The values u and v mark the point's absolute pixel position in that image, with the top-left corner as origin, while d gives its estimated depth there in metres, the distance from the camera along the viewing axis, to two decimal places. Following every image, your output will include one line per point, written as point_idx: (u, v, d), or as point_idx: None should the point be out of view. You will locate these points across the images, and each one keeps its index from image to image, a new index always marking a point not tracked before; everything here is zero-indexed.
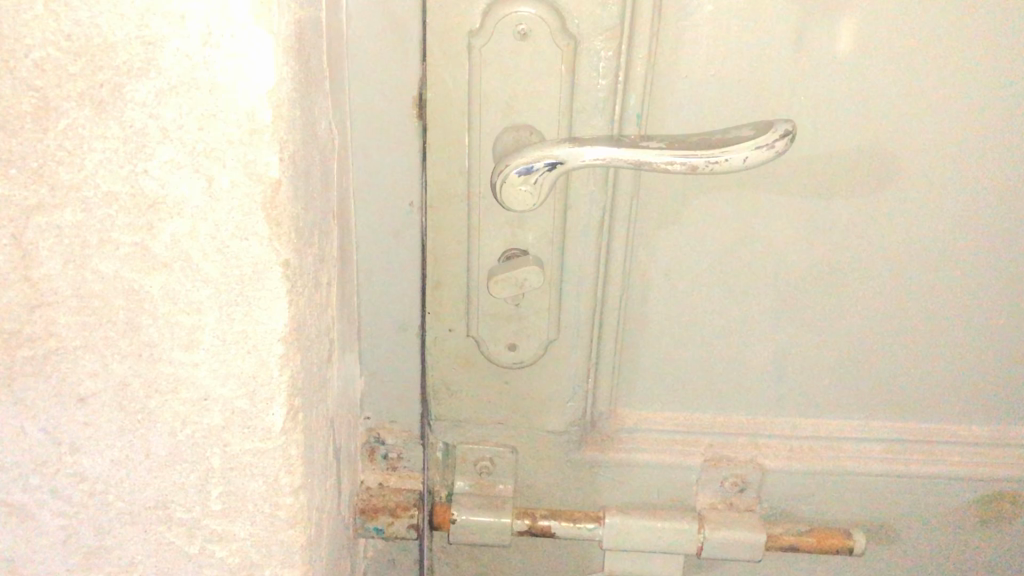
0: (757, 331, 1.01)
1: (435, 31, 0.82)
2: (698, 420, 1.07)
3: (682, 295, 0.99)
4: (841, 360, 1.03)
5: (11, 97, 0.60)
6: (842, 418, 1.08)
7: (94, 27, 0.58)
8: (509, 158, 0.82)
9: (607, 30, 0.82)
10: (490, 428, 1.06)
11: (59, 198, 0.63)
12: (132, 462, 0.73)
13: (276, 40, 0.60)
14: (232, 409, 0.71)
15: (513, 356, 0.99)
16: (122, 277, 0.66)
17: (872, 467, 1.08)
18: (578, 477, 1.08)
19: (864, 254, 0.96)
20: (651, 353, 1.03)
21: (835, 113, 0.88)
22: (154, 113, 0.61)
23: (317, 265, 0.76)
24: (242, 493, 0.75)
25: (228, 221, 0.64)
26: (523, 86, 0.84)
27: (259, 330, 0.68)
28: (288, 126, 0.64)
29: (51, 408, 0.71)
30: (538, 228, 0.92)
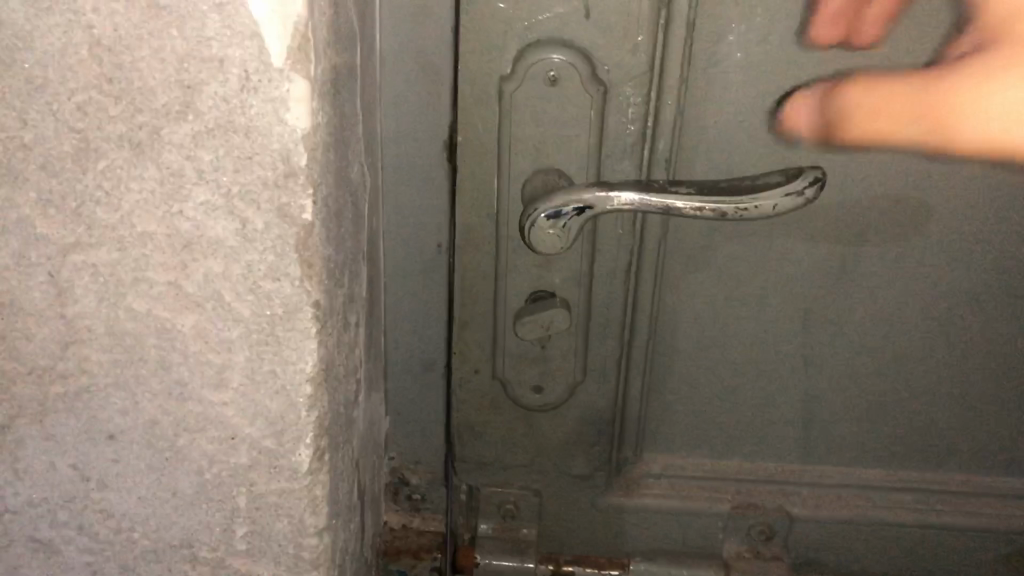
0: (785, 377, 1.01)
1: (467, 75, 0.82)
2: (725, 467, 1.06)
3: (709, 340, 0.98)
4: (871, 407, 1.02)
5: (54, 138, 0.62)
6: (870, 466, 1.06)
7: (135, 70, 0.60)
8: (539, 203, 0.83)
9: (636, 76, 0.82)
10: (514, 471, 1.05)
11: (95, 237, 0.64)
12: (159, 500, 0.73)
13: (312, 85, 0.61)
14: (260, 448, 0.71)
15: (539, 399, 0.99)
16: (154, 316, 0.67)
17: (901, 518, 1.07)
18: (603, 522, 1.07)
19: (892, 303, 0.96)
20: (678, 398, 1.02)
21: (864, 161, 0.88)
22: (191, 155, 0.62)
23: (346, 304, 0.77)
24: (267, 532, 0.75)
25: (261, 262, 0.65)
26: (553, 130, 0.84)
27: (289, 369, 0.69)
28: (321, 169, 0.65)
29: (81, 444, 0.71)
30: (565, 271, 0.91)
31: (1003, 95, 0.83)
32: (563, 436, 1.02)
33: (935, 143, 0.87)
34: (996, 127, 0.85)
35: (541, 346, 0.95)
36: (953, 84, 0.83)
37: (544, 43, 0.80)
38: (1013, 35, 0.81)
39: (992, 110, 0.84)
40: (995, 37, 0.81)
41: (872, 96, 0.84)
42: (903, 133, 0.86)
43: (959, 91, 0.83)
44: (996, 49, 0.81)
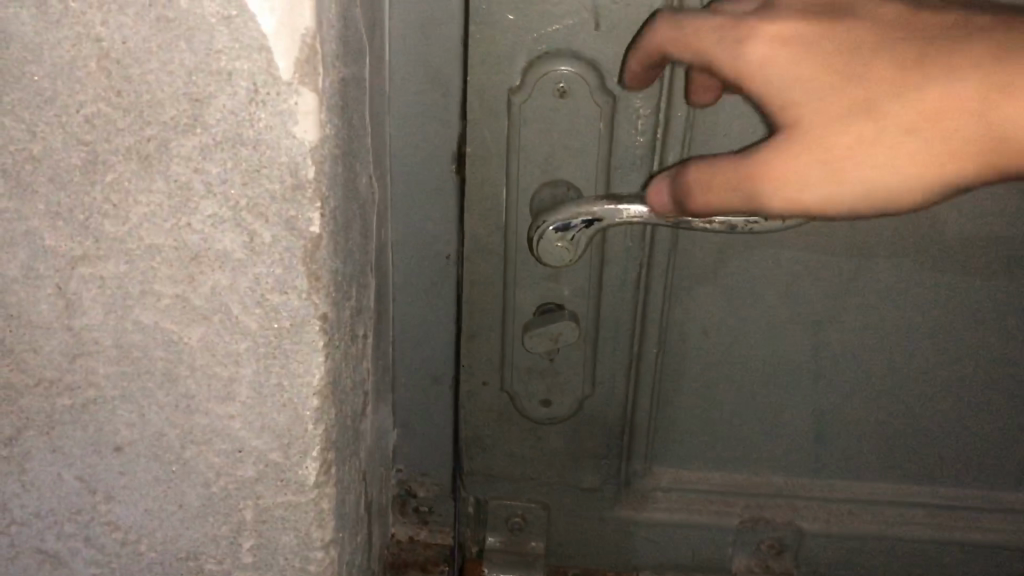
0: (795, 391, 1.00)
1: (476, 88, 0.82)
2: (735, 481, 1.05)
3: (719, 353, 0.98)
4: (882, 421, 1.01)
5: (62, 151, 0.62)
6: (881, 480, 1.05)
7: (143, 83, 0.60)
8: (547, 215, 0.83)
9: (646, 89, 0.82)
10: (522, 484, 1.03)
11: (103, 250, 0.64)
12: (165, 513, 0.73)
13: (321, 98, 0.61)
14: (267, 461, 0.71)
15: (547, 412, 0.98)
16: (161, 329, 0.67)
17: (913, 533, 1.06)
18: (612, 537, 1.06)
19: (903, 316, 0.95)
20: (687, 411, 1.02)
21: None
22: (199, 168, 0.62)
23: (354, 316, 0.77)
24: (273, 545, 0.74)
25: (268, 275, 0.65)
26: (562, 142, 0.84)
27: (296, 383, 0.68)
28: (329, 182, 0.64)
29: (87, 456, 0.71)
30: (574, 284, 0.91)
31: (851, 176, 0.65)
32: (572, 450, 1.01)
33: (864, 215, 0.67)
34: (947, 182, 0.64)
35: (550, 359, 0.95)
36: (785, 175, 0.66)
37: (554, 55, 0.80)
38: (862, 105, 0.64)
39: (865, 185, 0.65)
40: (856, 107, 0.64)
41: (712, 200, 0.69)
42: (823, 216, 0.67)
43: (823, 172, 0.65)
44: (855, 121, 0.64)
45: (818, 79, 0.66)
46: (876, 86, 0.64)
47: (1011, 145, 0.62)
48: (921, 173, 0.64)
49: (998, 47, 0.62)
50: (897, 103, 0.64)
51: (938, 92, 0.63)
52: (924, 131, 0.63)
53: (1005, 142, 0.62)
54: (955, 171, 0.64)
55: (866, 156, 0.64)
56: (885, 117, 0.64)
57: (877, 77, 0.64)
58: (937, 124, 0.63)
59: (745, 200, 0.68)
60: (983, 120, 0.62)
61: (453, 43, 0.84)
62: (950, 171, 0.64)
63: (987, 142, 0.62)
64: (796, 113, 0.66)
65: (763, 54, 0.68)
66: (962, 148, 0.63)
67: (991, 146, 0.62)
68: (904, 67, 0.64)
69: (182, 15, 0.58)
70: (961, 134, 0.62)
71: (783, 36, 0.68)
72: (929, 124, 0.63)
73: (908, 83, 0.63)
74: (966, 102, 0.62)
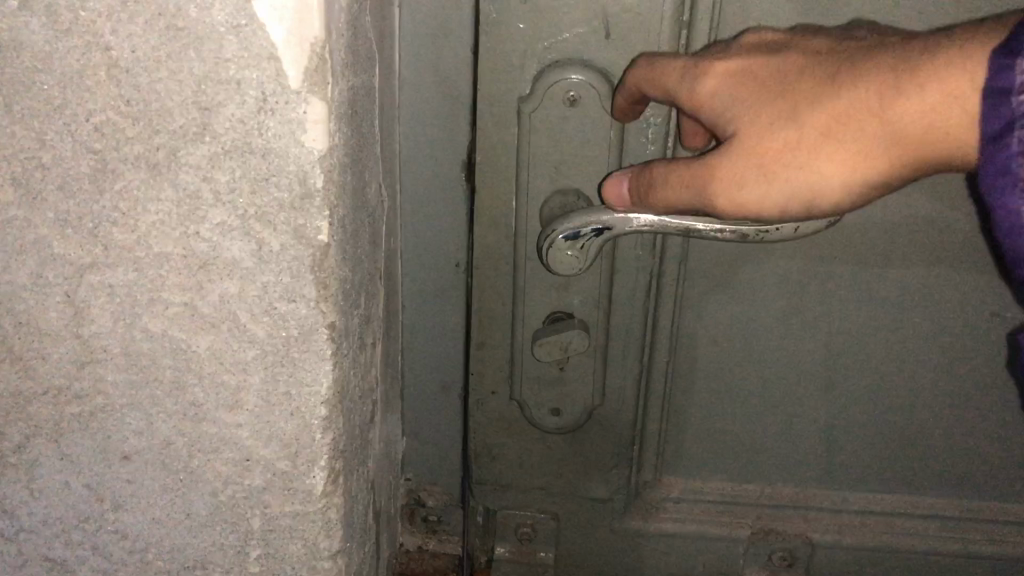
0: (807, 401, 0.99)
1: (486, 96, 0.82)
2: (746, 491, 1.04)
3: (730, 362, 0.97)
4: (894, 432, 1.01)
5: (72, 159, 0.62)
6: (894, 492, 1.04)
7: (153, 92, 0.60)
8: (557, 224, 0.82)
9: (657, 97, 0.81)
10: (532, 493, 1.03)
11: (112, 258, 0.64)
12: (173, 522, 0.73)
13: (330, 107, 0.61)
14: (274, 471, 0.71)
15: (557, 421, 0.97)
16: (170, 337, 0.66)
17: (926, 546, 1.05)
18: (621, 548, 1.05)
19: (916, 326, 0.94)
20: (698, 421, 1.01)
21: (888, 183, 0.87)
22: (208, 176, 0.62)
23: (362, 324, 0.76)
24: (280, 555, 0.74)
25: (276, 284, 0.65)
26: (573, 150, 0.83)
27: (304, 391, 0.68)
28: (338, 190, 0.64)
29: (95, 464, 0.71)
30: (583, 292, 0.90)
31: (777, 177, 0.67)
32: (582, 459, 1.00)
33: (807, 215, 0.68)
34: (874, 185, 0.64)
35: (560, 368, 0.94)
36: (718, 172, 0.69)
37: (564, 64, 0.80)
38: (786, 113, 0.67)
39: (791, 187, 0.66)
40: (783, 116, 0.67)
41: (666, 196, 0.74)
42: (760, 217, 0.69)
43: (755, 176, 0.67)
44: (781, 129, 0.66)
45: (752, 91, 0.69)
46: (800, 93, 0.66)
47: (925, 148, 0.61)
48: (840, 175, 0.65)
49: (904, 54, 0.62)
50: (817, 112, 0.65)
51: (852, 97, 0.63)
52: (837, 134, 0.64)
53: (921, 146, 0.61)
54: (879, 177, 0.64)
55: (790, 159, 0.66)
56: (806, 121, 0.65)
57: (807, 88, 0.66)
58: (850, 127, 0.63)
59: (689, 194, 0.71)
60: (889, 128, 0.62)
61: (464, 51, 0.84)
62: (874, 176, 0.64)
63: (897, 144, 0.62)
64: (733, 120, 0.69)
65: (713, 81, 0.71)
66: (876, 150, 0.63)
67: (903, 149, 0.62)
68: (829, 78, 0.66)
69: (192, 24, 0.58)
70: (876, 137, 0.63)
71: (737, 65, 0.70)
72: (841, 127, 0.64)
73: (828, 89, 0.65)
74: (873, 108, 0.62)
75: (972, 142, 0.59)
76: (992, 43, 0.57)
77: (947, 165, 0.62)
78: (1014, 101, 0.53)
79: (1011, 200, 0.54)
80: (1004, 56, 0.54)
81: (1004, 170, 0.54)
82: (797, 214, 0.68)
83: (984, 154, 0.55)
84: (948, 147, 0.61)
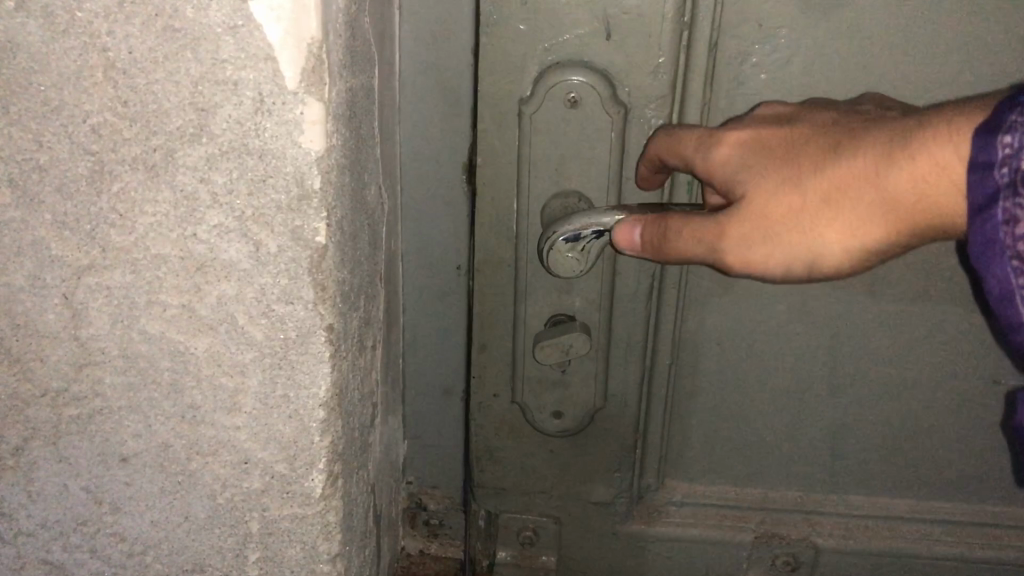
0: (810, 404, 0.98)
1: (487, 98, 0.81)
2: (749, 495, 1.04)
3: (733, 364, 0.96)
4: (899, 436, 1.00)
5: (69, 161, 0.62)
6: (898, 496, 1.03)
7: (150, 93, 0.59)
8: (557, 224, 0.81)
9: (658, 98, 0.81)
10: (533, 497, 1.02)
11: (110, 260, 0.64)
12: (171, 525, 0.73)
13: (327, 107, 0.61)
14: (273, 473, 0.70)
15: (558, 425, 0.96)
16: (168, 339, 0.66)
17: (932, 551, 1.03)
18: (624, 553, 1.04)
19: (921, 328, 0.93)
20: (701, 424, 1.00)
21: None
22: (204, 177, 0.62)
23: (362, 326, 0.76)
24: (279, 558, 0.74)
25: (274, 286, 0.64)
26: (574, 152, 0.82)
27: (302, 394, 0.68)
28: (336, 192, 0.64)
29: (94, 467, 0.71)
30: (585, 294, 0.89)
31: (777, 238, 0.67)
32: (585, 463, 0.99)
33: (809, 278, 0.68)
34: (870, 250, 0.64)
35: (561, 371, 0.92)
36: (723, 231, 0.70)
37: (564, 65, 0.79)
38: (789, 180, 0.67)
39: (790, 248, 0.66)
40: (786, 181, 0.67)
41: (674, 253, 0.74)
42: (764, 279, 0.69)
43: (759, 241, 0.68)
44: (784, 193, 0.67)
45: (758, 157, 0.70)
46: (805, 161, 0.67)
47: (919, 216, 0.61)
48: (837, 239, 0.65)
49: (901, 126, 0.62)
50: (819, 179, 0.65)
51: (851, 164, 0.64)
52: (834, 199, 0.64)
53: (916, 213, 0.61)
54: (876, 243, 0.64)
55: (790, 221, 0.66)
56: (804, 186, 0.66)
57: (808, 156, 0.67)
58: (848, 193, 0.64)
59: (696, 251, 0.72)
60: (885, 195, 0.62)
61: (464, 53, 0.84)
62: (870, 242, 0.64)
63: (891, 211, 0.62)
64: (738, 183, 0.70)
65: (725, 150, 0.73)
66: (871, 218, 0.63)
67: (896, 217, 0.62)
68: (831, 147, 0.66)
69: (189, 25, 0.57)
70: (870, 204, 0.63)
71: (749, 135, 0.72)
72: (839, 193, 0.64)
73: (829, 157, 0.65)
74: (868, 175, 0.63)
75: (963, 209, 0.59)
76: (978, 116, 0.57)
77: (943, 235, 0.62)
78: (996, 172, 0.53)
79: (998, 268, 0.54)
80: (986, 129, 0.54)
81: (991, 240, 0.53)
82: (797, 277, 0.68)
83: (971, 226, 0.54)
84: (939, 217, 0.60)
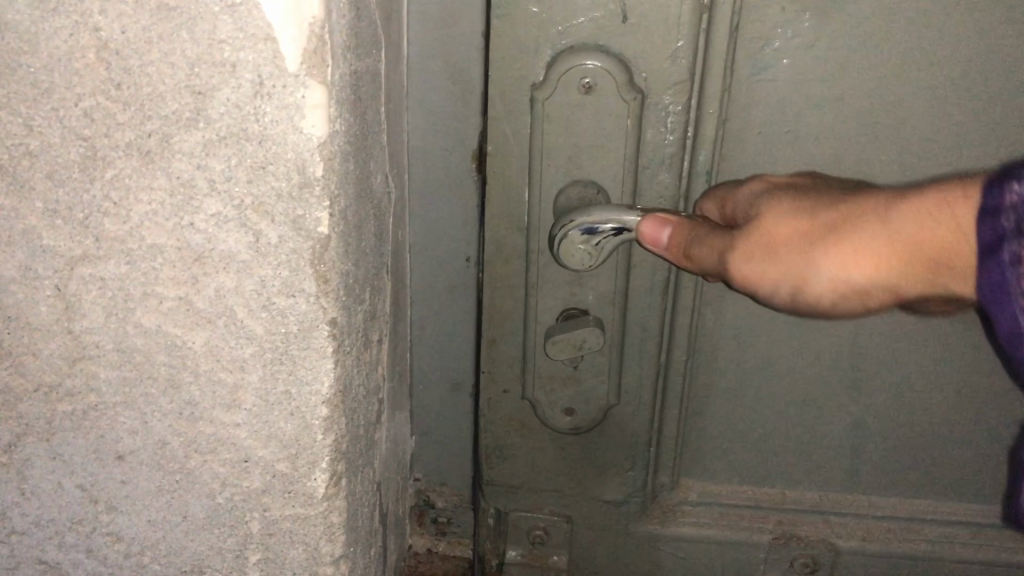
0: (830, 402, 0.95)
1: (497, 84, 0.78)
2: (766, 494, 1.01)
3: (751, 360, 0.93)
4: (922, 435, 0.96)
5: (61, 146, 0.59)
6: (921, 497, 1.00)
7: (144, 76, 0.57)
8: (575, 215, 0.78)
9: (675, 84, 0.77)
10: (544, 495, 0.99)
11: (103, 250, 0.62)
12: (169, 525, 0.70)
13: (330, 91, 0.58)
14: (274, 472, 0.68)
15: (570, 421, 0.92)
16: (164, 333, 0.64)
17: (955, 553, 1.00)
18: (636, 553, 1.01)
19: (948, 324, 0.90)
20: (717, 421, 0.97)
21: (918, 174, 0.84)
22: (202, 164, 0.59)
23: (367, 321, 0.73)
24: (280, 560, 0.71)
25: (275, 278, 0.62)
26: (588, 139, 0.79)
27: (303, 391, 0.65)
28: (339, 181, 0.61)
29: (88, 465, 0.68)
30: (598, 287, 0.85)
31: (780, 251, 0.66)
32: (597, 461, 0.96)
33: (799, 302, 0.67)
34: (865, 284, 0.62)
35: (573, 366, 0.89)
36: (736, 242, 0.70)
37: (579, 49, 0.76)
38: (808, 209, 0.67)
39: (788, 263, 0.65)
40: (805, 208, 0.67)
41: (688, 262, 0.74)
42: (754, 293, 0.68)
43: (759, 252, 0.67)
44: (800, 217, 0.67)
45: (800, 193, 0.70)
46: (831, 197, 0.67)
47: (921, 258, 0.59)
48: (834, 262, 0.63)
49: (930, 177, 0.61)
50: (835, 209, 0.65)
51: (866, 202, 0.63)
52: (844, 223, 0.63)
53: (912, 252, 0.59)
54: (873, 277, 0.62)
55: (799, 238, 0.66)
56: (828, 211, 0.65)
57: (836, 195, 0.67)
58: (853, 223, 0.63)
59: (707, 255, 0.72)
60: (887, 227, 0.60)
61: (474, 38, 0.81)
62: (865, 273, 0.62)
63: (897, 247, 0.60)
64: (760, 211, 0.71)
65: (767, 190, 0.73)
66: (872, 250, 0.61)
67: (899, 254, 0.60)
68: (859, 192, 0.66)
69: (184, 3, 0.55)
70: (871, 235, 0.61)
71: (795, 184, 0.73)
72: (844, 222, 0.63)
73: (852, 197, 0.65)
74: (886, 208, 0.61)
75: (952, 249, 0.56)
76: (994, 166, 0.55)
77: (941, 286, 0.59)
78: (1005, 216, 0.50)
79: (1008, 314, 0.49)
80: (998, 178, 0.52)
81: (1000, 284, 0.49)
82: (789, 296, 0.67)
83: (980, 272, 0.50)
84: (940, 266, 0.58)
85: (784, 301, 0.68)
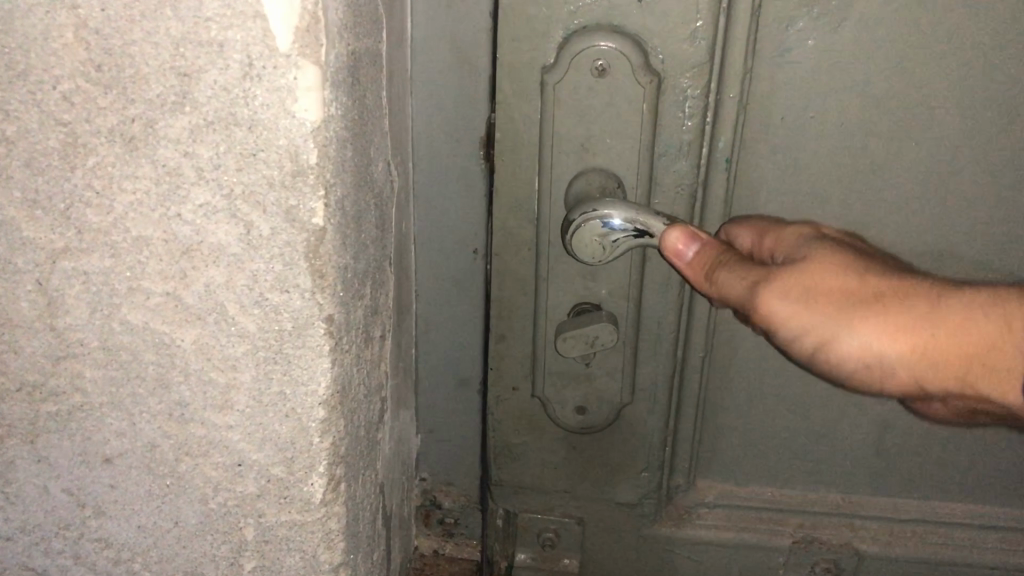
0: (854, 401, 0.91)
1: (505, 67, 0.74)
2: (786, 496, 0.97)
3: (772, 357, 0.89)
4: (951, 435, 0.92)
5: (39, 132, 0.55)
6: (949, 500, 0.96)
7: (126, 56, 0.53)
8: (600, 205, 0.73)
9: (694, 66, 0.73)
10: (554, 497, 0.95)
11: (87, 242, 0.58)
12: (159, 531, 0.67)
13: (324, 73, 0.54)
14: (269, 477, 0.64)
15: (581, 421, 0.88)
16: (152, 330, 0.60)
17: (983, 558, 0.96)
18: (650, 556, 0.97)
19: None
20: (736, 419, 0.93)
21: (949, 161, 0.79)
22: (189, 151, 0.55)
23: (368, 317, 0.70)
24: (276, 568, 0.68)
25: (268, 272, 0.58)
26: (602, 126, 0.75)
27: (299, 392, 0.61)
28: (336, 169, 0.57)
29: (75, 468, 0.65)
30: (612, 281, 0.81)
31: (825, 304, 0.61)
32: (610, 462, 0.92)
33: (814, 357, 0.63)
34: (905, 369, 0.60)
35: (585, 364, 0.85)
36: (767, 275, 0.65)
37: (592, 30, 0.72)
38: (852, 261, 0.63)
39: (832, 319, 0.61)
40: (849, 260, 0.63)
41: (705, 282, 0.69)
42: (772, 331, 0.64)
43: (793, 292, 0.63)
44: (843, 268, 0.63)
45: (844, 247, 0.65)
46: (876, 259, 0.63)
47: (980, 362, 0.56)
48: (887, 339, 0.59)
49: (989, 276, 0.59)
50: (885, 273, 0.61)
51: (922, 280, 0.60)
52: (907, 300, 0.59)
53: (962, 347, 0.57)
54: (918, 365, 0.59)
55: (850, 299, 0.61)
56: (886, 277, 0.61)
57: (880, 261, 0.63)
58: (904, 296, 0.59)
59: (733, 284, 0.67)
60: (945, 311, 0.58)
61: (482, 19, 0.77)
62: (909, 356, 0.59)
63: (954, 344, 0.57)
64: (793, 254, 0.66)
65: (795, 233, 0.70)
66: (926, 340, 0.58)
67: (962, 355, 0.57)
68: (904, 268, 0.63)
69: None
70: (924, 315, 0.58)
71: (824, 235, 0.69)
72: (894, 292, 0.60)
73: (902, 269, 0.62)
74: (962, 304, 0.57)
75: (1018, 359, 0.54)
76: None
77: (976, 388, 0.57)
78: None
79: None
80: None
81: None
82: (812, 349, 0.63)
83: None
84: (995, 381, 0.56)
85: (801, 349, 0.64)
